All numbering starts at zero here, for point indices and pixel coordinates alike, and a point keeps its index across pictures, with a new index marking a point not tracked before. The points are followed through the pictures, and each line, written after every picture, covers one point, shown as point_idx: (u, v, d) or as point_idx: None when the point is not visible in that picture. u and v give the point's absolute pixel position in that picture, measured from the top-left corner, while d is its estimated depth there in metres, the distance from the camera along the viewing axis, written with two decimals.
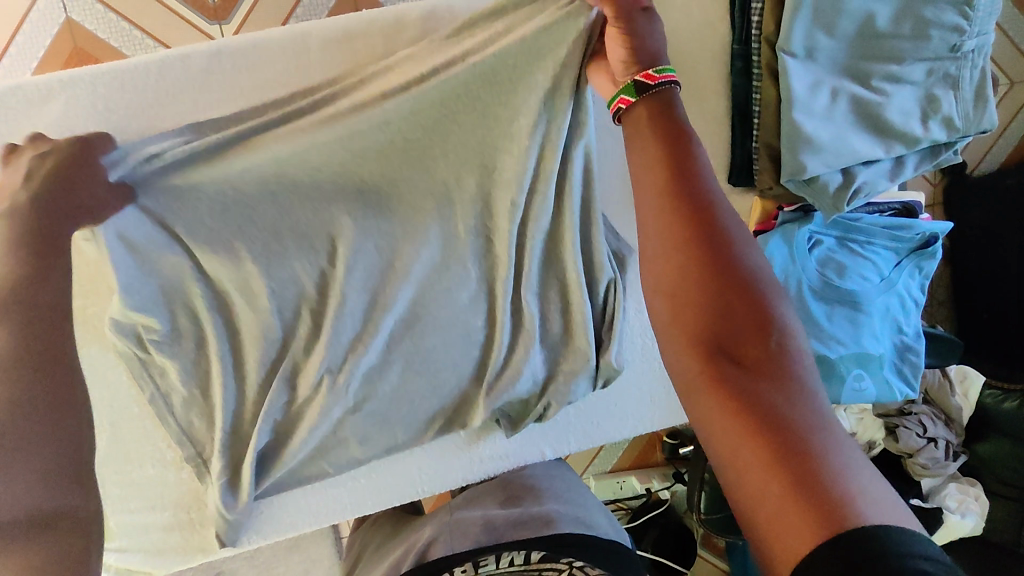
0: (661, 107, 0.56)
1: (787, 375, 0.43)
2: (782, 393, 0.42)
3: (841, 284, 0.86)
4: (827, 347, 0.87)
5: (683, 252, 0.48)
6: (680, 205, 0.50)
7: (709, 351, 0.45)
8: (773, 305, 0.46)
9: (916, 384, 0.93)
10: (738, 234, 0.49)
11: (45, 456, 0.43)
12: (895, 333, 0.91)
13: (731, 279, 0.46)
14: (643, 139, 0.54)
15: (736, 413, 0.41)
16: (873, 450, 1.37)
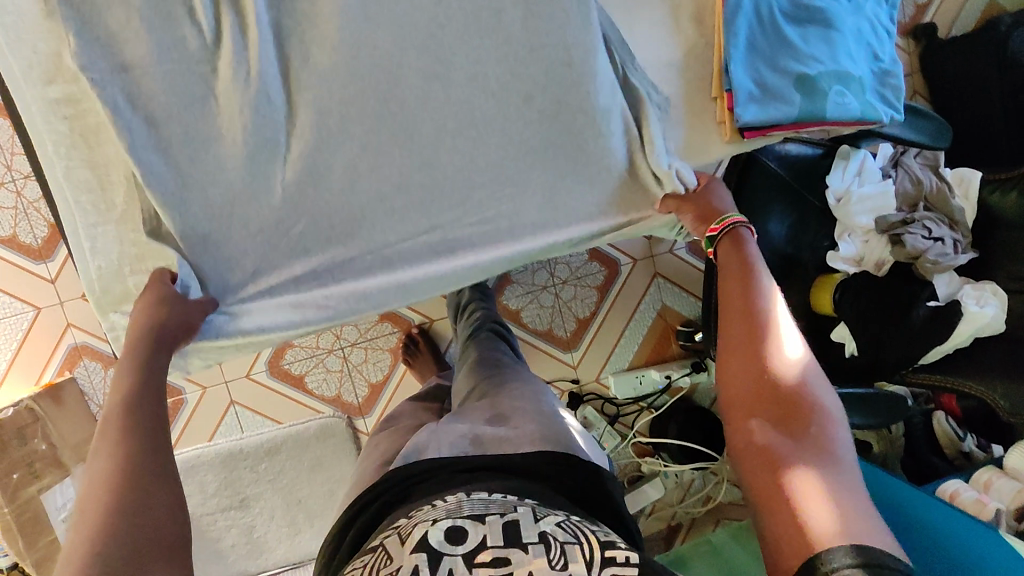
0: (737, 241, 0.85)
1: (816, 435, 0.66)
2: (811, 449, 0.65)
3: (808, 3, 0.91)
4: (805, 65, 0.90)
5: (755, 379, 0.72)
6: (755, 330, 0.75)
7: (765, 399, 0.70)
8: (814, 404, 0.68)
9: (899, 107, 0.96)
10: (799, 360, 0.73)
11: (162, 492, 0.62)
12: (871, 58, 0.95)
13: (788, 375, 0.71)
14: (736, 269, 0.82)
15: (770, 456, 0.65)
16: (883, 270, 1.37)
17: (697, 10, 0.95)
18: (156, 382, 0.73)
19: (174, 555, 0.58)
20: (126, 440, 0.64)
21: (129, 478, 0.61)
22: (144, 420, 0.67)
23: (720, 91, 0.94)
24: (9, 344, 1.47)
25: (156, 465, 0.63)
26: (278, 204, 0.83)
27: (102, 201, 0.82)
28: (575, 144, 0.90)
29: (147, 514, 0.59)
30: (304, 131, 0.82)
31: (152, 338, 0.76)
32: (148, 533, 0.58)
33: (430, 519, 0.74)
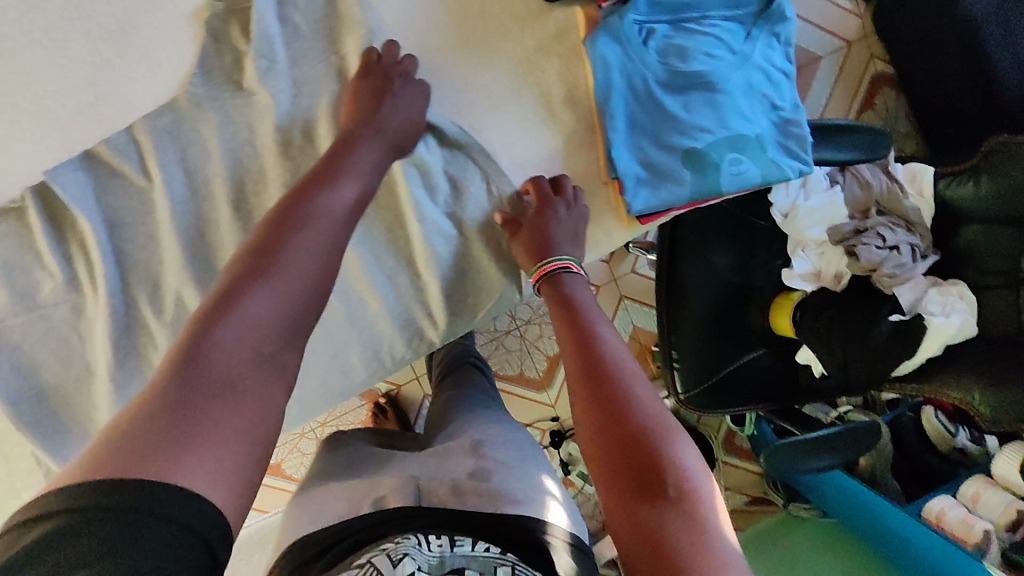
0: (560, 283, 0.83)
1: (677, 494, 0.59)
2: (677, 515, 0.57)
3: (686, 68, 0.81)
4: (691, 137, 0.82)
5: (604, 426, 0.66)
6: (599, 391, 0.69)
7: (617, 468, 0.62)
8: (666, 445, 0.63)
9: (808, 158, 0.86)
10: (642, 398, 0.68)
11: (253, 386, 0.52)
12: (768, 109, 0.85)
13: (635, 433, 0.64)
14: (567, 331, 0.77)
15: (634, 532, 0.57)
16: (842, 282, 1.29)
17: (569, 90, 0.85)
18: (373, 177, 0.74)
19: (295, 339, 0.58)
20: (290, 214, 0.65)
21: (290, 269, 0.60)
22: (316, 234, 0.64)
23: (609, 176, 0.86)
24: None
25: (316, 281, 0.62)
26: None
27: None
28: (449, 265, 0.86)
29: (286, 326, 0.58)
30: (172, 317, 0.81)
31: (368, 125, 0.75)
32: (287, 336, 0.57)
33: (417, 563, 0.68)
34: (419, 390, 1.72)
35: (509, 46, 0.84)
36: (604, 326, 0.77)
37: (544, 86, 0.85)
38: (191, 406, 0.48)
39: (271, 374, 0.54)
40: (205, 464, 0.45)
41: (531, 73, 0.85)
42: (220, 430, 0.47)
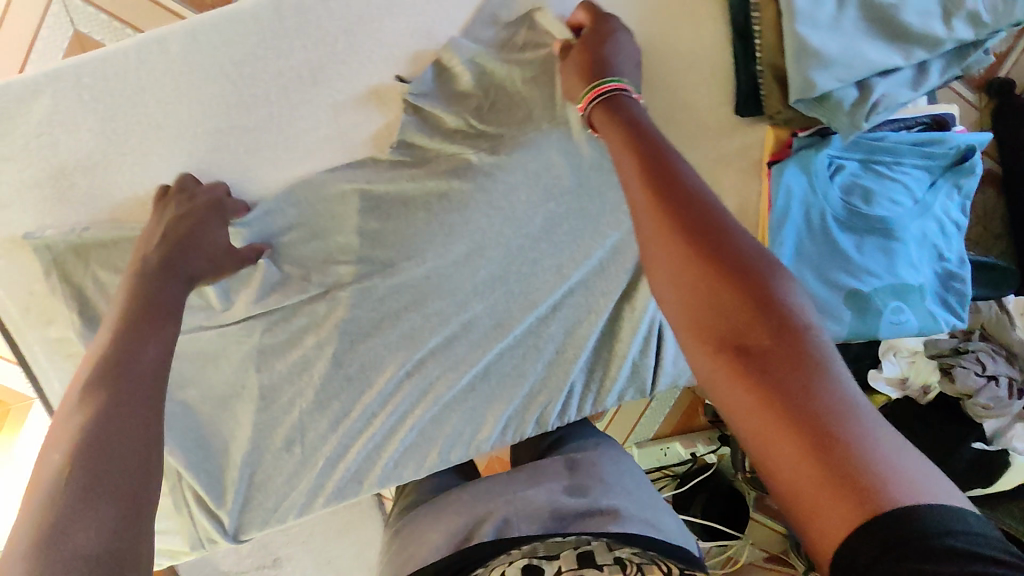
0: (614, 109, 0.63)
1: (798, 351, 0.43)
2: (802, 375, 0.42)
3: (869, 211, 0.80)
4: (859, 280, 0.81)
5: (698, 283, 0.48)
6: (672, 219, 0.51)
7: (708, 328, 0.47)
8: (780, 305, 0.45)
9: (963, 313, 0.86)
10: (735, 237, 0.49)
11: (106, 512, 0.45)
12: (935, 259, 0.85)
13: (726, 274, 0.47)
14: (627, 161, 0.56)
15: (748, 406, 0.43)
16: (928, 397, 1.26)
17: (741, 205, 0.85)
18: (176, 315, 0.66)
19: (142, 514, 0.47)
20: (115, 380, 0.55)
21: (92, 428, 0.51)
22: (129, 386, 0.56)
23: None
24: None
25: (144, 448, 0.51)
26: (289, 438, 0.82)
27: None
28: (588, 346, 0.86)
29: (127, 498, 0.47)
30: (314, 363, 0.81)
31: (177, 242, 0.70)
32: (98, 482, 0.47)
33: None
34: None
35: (693, 149, 0.82)
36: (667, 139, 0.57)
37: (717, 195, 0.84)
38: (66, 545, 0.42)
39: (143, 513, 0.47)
40: None
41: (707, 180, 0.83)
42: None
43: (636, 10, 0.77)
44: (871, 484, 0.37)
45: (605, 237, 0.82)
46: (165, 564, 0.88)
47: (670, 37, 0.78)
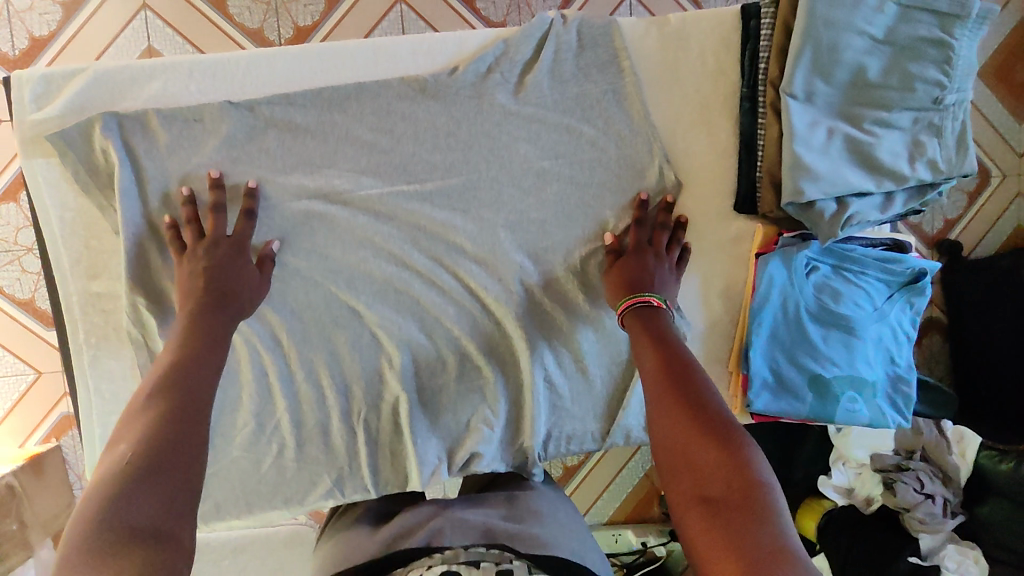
0: (643, 315, 0.81)
1: (751, 498, 0.56)
2: (754, 520, 0.54)
3: (835, 308, 0.93)
4: (822, 366, 0.93)
5: (674, 417, 0.66)
6: (665, 370, 0.72)
7: (683, 470, 0.62)
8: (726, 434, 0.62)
9: (908, 414, 0.98)
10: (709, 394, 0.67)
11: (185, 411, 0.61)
12: (888, 362, 0.97)
13: (706, 429, 0.63)
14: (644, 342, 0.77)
15: (715, 534, 0.55)
16: (870, 507, 1.36)
17: (729, 286, 0.97)
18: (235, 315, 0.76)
19: (188, 501, 0.54)
20: (170, 379, 0.64)
21: (148, 423, 0.58)
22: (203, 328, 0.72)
23: (738, 369, 0.96)
24: (7, 397, 1.55)
25: (186, 453, 0.57)
26: (290, 422, 0.87)
27: (123, 391, 0.84)
28: (579, 387, 0.94)
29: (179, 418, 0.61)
30: (331, 355, 0.88)
31: (213, 297, 0.75)
32: (129, 485, 0.52)
33: (425, 566, 0.67)
34: None
35: (695, 231, 0.95)
36: (672, 327, 0.78)
37: (710, 275, 0.96)
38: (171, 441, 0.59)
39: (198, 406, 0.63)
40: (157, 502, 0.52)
41: (703, 260, 0.96)
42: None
43: (666, 112, 0.93)
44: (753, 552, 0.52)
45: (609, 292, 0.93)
46: None
47: (689, 138, 0.94)
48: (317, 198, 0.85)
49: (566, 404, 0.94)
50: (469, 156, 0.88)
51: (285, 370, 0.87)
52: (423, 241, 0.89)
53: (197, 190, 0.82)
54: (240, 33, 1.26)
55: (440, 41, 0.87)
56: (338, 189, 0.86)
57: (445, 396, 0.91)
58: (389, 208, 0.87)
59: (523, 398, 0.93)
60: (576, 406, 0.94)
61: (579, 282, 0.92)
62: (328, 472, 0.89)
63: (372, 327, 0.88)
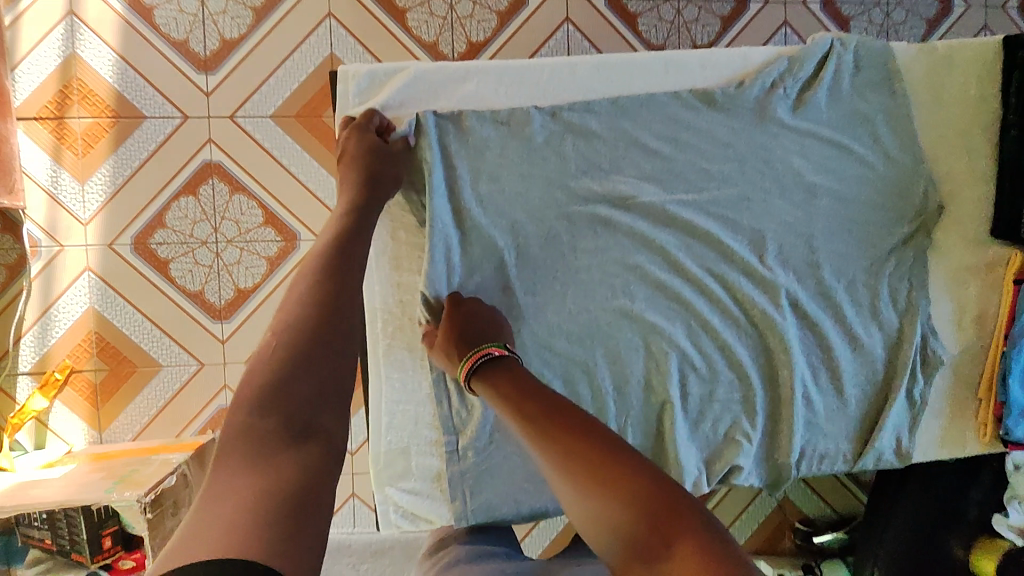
0: (512, 377, 0.71)
1: (704, 544, 0.49)
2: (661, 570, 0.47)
3: None
4: None
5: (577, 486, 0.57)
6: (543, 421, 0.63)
7: (635, 547, 0.52)
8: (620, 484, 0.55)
9: None
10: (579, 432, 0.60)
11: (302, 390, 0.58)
12: None
13: (623, 482, 0.55)
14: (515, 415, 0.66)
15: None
16: None
17: (981, 312, 0.96)
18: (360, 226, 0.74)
19: (335, 402, 0.59)
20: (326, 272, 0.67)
21: (274, 336, 0.61)
22: (326, 270, 0.67)
23: (988, 395, 0.95)
24: (158, 394, 1.39)
25: (340, 361, 0.61)
26: None
27: (411, 381, 0.87)
28: (836, 404, 0.94)
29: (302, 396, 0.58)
30: (602, 356, 0.89)
31: (365, 177, 0.78)
32: (289, 408, 0.57)
33: None
34: None
35: (952, 255, 0.95)
36: (524, 374, 0.71)
37: (962, 299, 0.96)
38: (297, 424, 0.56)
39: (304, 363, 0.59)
40: (269, 508, 0.49)
41: (956, 284, 0.96)
42: (284, 478, 0.52)
43: (928, 134, 0.94)
44: None
45: (867, 311, 0.94)
46: (404, 527, 0.88)
47: (950, 161, 0.94)
48: (603, 202, 0.88)
49: (822, 422, 0.93)
50: (747, 167, 0.90)
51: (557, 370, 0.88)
52: (694, 251, 0.90)
53: (497, 187, 0.85)
54: (416, 44, 1.31)
55: (726, 57, 0.90)
56: (623, 194, 0.88)
57: (706, 406, 0.91)
58: (668, 218, 0.89)
59: (780, 413, 0.93)
60: (830, 424, 0.94)
61: (839, 297, 0.93)
62: None
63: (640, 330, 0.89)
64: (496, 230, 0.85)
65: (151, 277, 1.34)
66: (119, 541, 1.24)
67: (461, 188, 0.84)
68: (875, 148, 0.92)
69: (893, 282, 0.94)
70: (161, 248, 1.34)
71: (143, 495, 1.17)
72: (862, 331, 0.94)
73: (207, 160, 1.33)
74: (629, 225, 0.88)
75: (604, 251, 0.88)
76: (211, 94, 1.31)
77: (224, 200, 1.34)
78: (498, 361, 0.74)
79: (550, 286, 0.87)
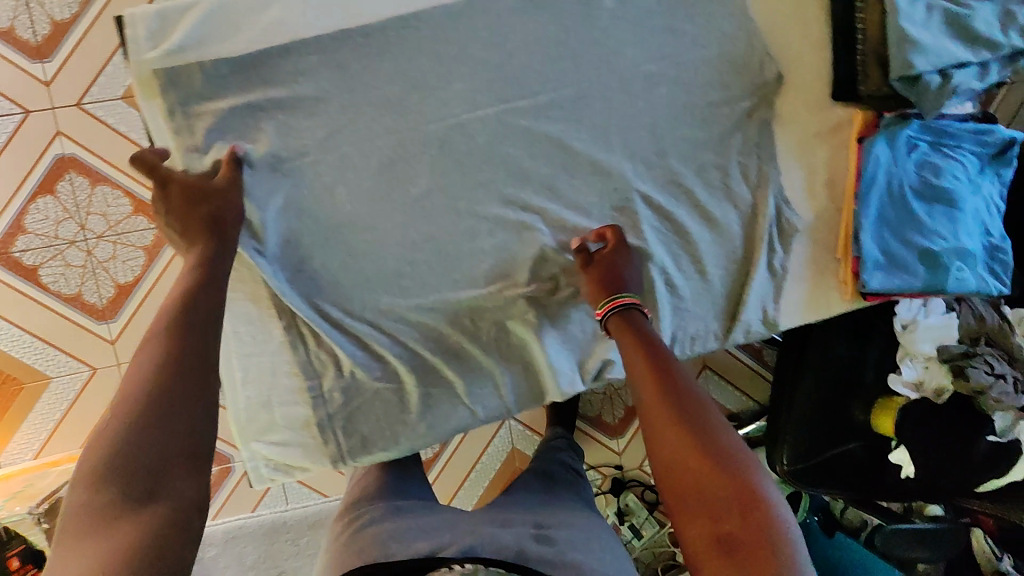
0: (627, 322, 0.79)
1: (760, 518, 0.56)
2: (756, 540, 0.54)
3: (936, 183, 0.96)
4: (929, 239, 0.96)
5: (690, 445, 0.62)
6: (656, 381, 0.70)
7: (692, 502, 0.59)
8: (724, 451, 0.61)
9: (1005, 280, 1.02)
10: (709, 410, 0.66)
11: (171, 439, 0.53)
12: (983, 233, 1.01)
13: (727, 453, 0.61)
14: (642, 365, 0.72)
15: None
16: (942, 396, 1.45)
17: (830, 176, 0.98)
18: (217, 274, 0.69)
19: (202, 455, 0.54)
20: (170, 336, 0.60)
21: (130, 390, 0.55)
22: (189, 319, 0.62)
23: (846, 253, 0.98)
24: (42, 420, 1.22)
25: (203, 410, 0.56)
26: (429, 343, 0.87)
27: (261, 331, 0.82)
28: (702, 286, 0.95)
29: (169, 445, 0.52)
30: (460, 274, 0.87)
31: (207, 222, 0.73)
32: (135, 467, 0.50)
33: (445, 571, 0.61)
34: None
35: (796, 124, 0.97)
36: (652, 332, 0.78)
37: (811, 166, 0.98)
38: (151, 475, 0.51)
39: (170, 419, 0.54)
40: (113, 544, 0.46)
41: (803, 153, 0.98)
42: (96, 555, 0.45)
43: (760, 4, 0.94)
44: None
45: (720, 192, 0.94)
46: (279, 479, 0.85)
47: (782, 31, 0.95)
48: (437, 117, 0.85)
49: (690, 305, 0.95)
50: (579, 63, 0.88)
51: (415, 293, 0.86)
52: (540, 153, 0.88)
53: (322, 116, 0.82)
54: None
55: None
56: (456, 110, 0.85)
57: (576, 308, 0.91)
58: (508, 125, 0.86)
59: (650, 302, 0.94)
60: (699, 306, 0.96)
61: (691, 182, 0.93)
62: (469, 392, 0.88)
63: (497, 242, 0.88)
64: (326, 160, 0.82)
65: (16, 285, 1.16)
66: (29, 560, 1.10)
67: (282, 125, 0.81)
68: (706, 28, 0.92)
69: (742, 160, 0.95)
70: (22, 255, 1.15)
71: (35, 505, 1.11)
72: (718, 212, 0.94)
73: (58, 154, 1.13)
74: (469, 137, 0.86)
75: (447, 167, 0.85)
76: (50, 84, 1.11)
77: (86, 194, 1.15)
78: (610, 311, 0.81)
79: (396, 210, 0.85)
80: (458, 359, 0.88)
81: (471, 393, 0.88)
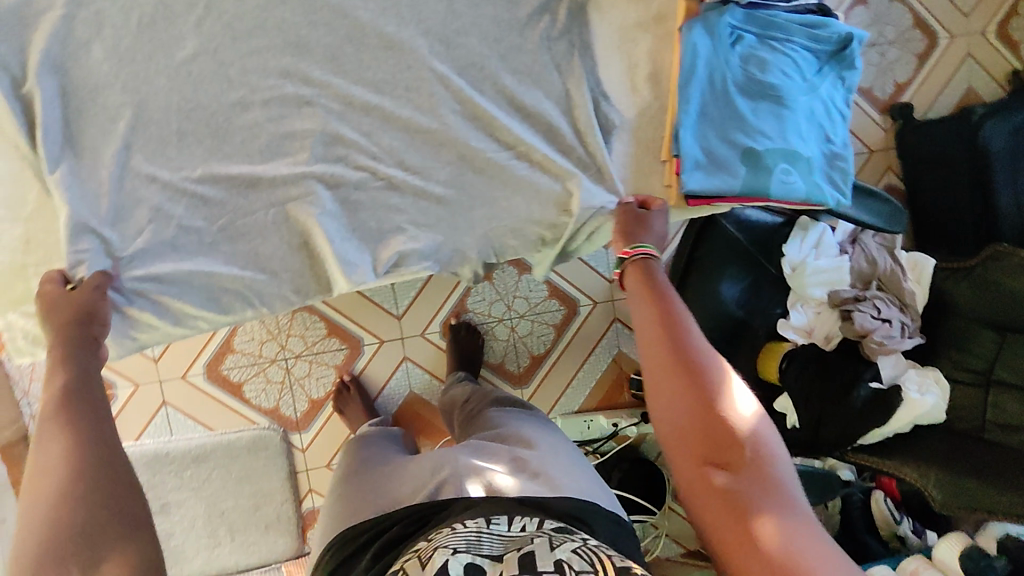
0: (644, 271, 0.88)
1: (764, 467, 0.72)
2: (756, 493, 0.70)
3: (762, 78, 0.89)
4: (753, 139, 0.89)
5: (697, 404, 0.76)
6: (668, 342, 0.81)
7: (715, 463, 0.73)
8: (742, 419, 0.75)
9: (846, 191, 0.95)
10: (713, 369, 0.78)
11: (80, 457, 0.67)
12: (823, 138, 0.94)
13: (715, 409, 0.75)
14: (653, 325, 0.83)
15: (719, 499, 0.71)
16: (831, 344, 1.36)
17: (654, 69, 0.92)
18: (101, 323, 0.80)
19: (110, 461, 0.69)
20: (66, 424, 0.70)
21: (45, 428, 0.69)
22: (73, 370, 0.75)
23: (670, 154, 0.92)
24: None
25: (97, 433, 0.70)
26: (197, 222, 0.85)
27: (17, 195, 0.81)
28: (506, 179, 0.90)
29: (78, 455, 0.68)
30: (233, 150, 0.84)
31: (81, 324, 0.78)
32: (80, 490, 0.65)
33: (449, 545, 0.76)
34: (399, 352, 1.71)
35: (615, 12, 0.91)
36: (666, 282, 0.87)
37: (633, 58, 0.92)
38: (89, 487, 0.65)
39: (88, 442, 0.69)
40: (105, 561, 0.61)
41: (624, 43, 0.91)
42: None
43: None
44: (769, 528, 0.67)
45: (528, 83, 0.90)
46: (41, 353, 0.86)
47: None
48: None
49: (497, 201, 0.91)
50: None
51: (181, 170, 0.84)
52: (318, 23, 0.83)
53: None
54: None
55: None
56: None
57: (366, 192, 0.88)
58: None
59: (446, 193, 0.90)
60: (503, 201, 0.91)
61: (493, 65, 0.88)
62: (247, 276, 0.87)
63: (268, 119, 0.84)
64: (77, 19, 0.78)
65: None
66: None
67: None
68: None
69: (552, 49, 0.90)
70: None
71: None
72: (525, 101, 0.89)
73: None
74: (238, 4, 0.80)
75: (217, 36, 0.81)
76: None
77: None
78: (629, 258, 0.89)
79: (161, 77, 0.81)
80: (236, 244, 0.86)
81: (249, 275, 0.87)
